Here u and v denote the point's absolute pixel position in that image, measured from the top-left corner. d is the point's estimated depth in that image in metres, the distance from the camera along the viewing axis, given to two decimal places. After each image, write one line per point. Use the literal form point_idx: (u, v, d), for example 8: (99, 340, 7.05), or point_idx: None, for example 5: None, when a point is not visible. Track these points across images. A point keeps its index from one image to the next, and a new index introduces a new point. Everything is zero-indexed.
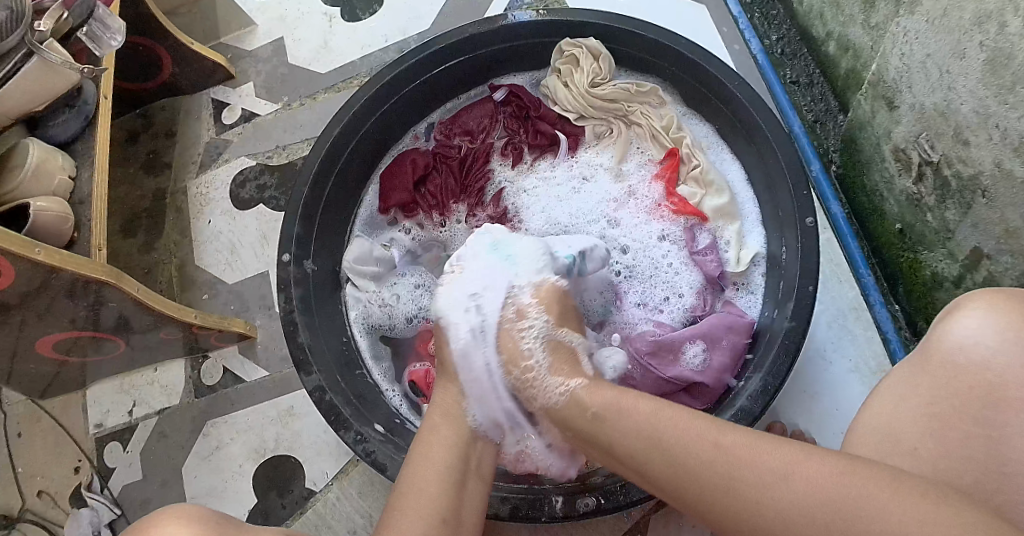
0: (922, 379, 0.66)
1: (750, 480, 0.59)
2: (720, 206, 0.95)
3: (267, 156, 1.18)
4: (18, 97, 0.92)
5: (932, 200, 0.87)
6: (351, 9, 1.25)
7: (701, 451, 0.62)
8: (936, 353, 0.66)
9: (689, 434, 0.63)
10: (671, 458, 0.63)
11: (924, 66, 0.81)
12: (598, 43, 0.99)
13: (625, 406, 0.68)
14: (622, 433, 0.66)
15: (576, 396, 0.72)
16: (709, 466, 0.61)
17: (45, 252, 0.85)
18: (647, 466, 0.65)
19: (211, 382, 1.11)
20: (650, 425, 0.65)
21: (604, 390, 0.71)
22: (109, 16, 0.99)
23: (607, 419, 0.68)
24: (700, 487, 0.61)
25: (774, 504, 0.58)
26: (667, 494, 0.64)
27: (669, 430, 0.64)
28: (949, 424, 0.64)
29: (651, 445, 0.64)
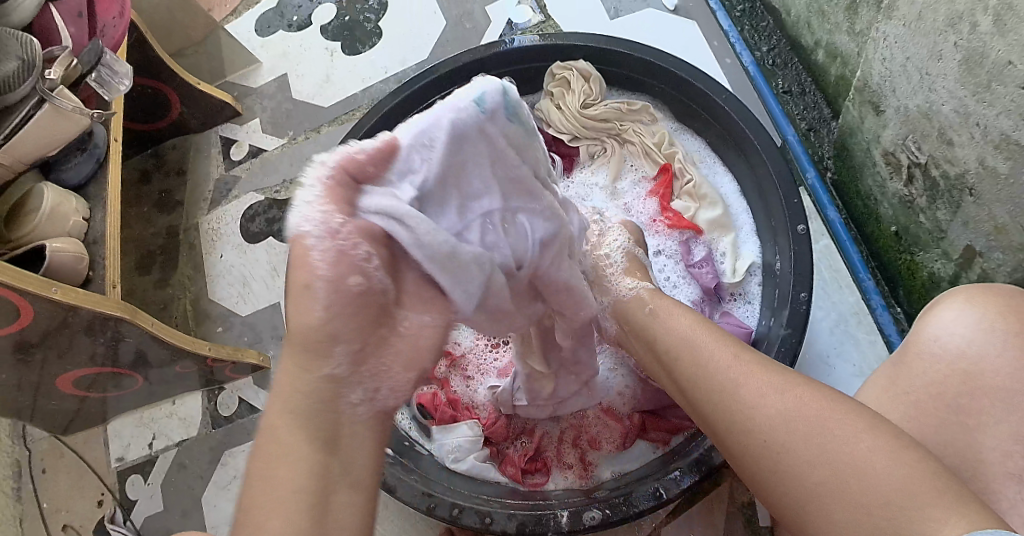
0: (903, 371, 0.68)
1: (749, 387, 0.62)
2: (714, 218, 0.97)
3: (276, 190, 1.22)
4: (32, 142, 0.96)
5: (923, 201, 0.88)
6: (351, 43, 1.29)
7: (720, 359, 0.66)
8: (914, 346, 0.68)
9: (716, 344, 0.68)
10: (697, 357, 0.68)
11: (905, 68, 0.82)
12: (587, 65, 1.02)
13: (677, 314, 0.73)
14: (667, 335, 0.72)
15: (628, 303, 0.78)
16: (719, 370, 0.65)
17: (62, 292, 0.88)
18: (676, 368, 0.69)
19: (227, 413, 1.14)
20: (687, 337, 0.70)
21: (665, 299, 0.77)
22: (117, 61, 1.03)
23: (657, 320, 0.74)
24: (710, 387, 0.65)
25: (761, 412, 0.61)
26: (685, 398, 0.69)
27: (703, 340, 0.69)
28: (928, 413, 0.66)
29: (685, 348, 0.69)
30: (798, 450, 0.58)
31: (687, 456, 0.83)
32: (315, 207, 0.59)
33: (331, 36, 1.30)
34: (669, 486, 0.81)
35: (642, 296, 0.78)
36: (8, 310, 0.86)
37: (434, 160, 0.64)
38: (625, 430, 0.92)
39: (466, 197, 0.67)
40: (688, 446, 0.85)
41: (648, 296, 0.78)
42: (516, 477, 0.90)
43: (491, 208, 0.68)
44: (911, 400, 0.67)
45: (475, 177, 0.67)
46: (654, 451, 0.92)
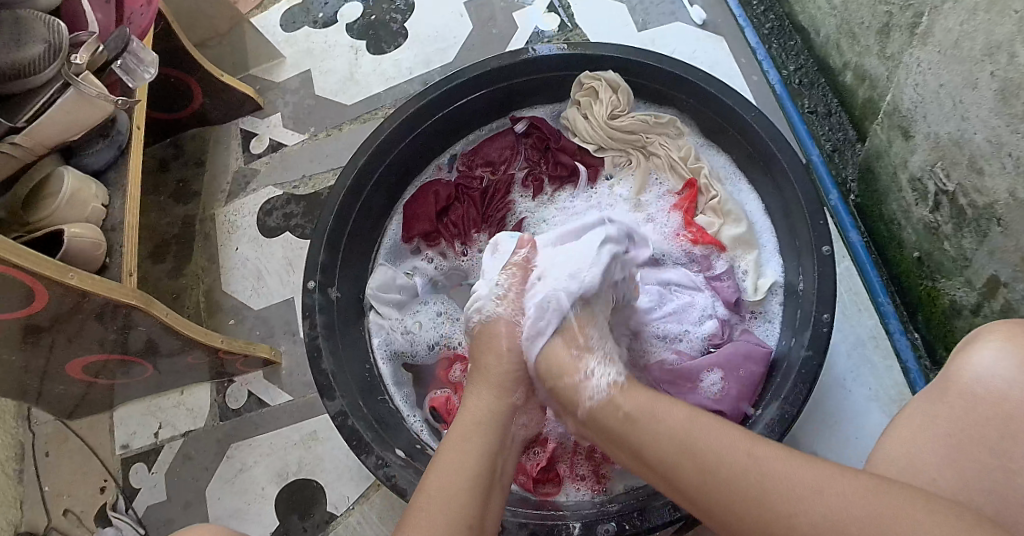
0: (940, 410, 0.67)
1: (779, 492, 0.57)
2: (738, 235, 0.96)
3: (294, 185, 1.21)
4: (54, 127, 0.96)
5: (948, 229, 0.89)
6: (376, 43, 1.28)
7: (733, 458, 0.60)
8: (954, 385, 0.67)
9: (720, 442, 0.62)
10: (702, 458, 0.62)
11: (938, 95, 0.85)
12: (616, 76, 1.02)
13: (662, 409, 0.66)
14: (656, 436, 0.65)
15: (606, 401, 0.70)
16: (738, 475, 0.59)
17: (79, 278, 0.88)
18: (678, 475, 0.63)
19: (235, 405, 1.13)
20: (682, 435, 0.64)
21: (638, 394, 0.69)
22: (143, 49, 1.02)
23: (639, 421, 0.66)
24: (731, 493, 0.59)
25: (806, 517, 0.56)
26: (693, 504, 0.62)
27: (703, 438, 0.62)
28: (970, 455, 0.64)
29: (681, 449, 0.63)
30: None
31: None
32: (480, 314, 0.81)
33: (357, 34, 1.30)
34: None
35: (617, 395, 0.70)
36: (20, 293, 0.86)
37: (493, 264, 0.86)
38: None
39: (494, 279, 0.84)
40: None
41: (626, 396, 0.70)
42: (527, 486, 0.91)
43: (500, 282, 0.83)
44: (950, 439, 0.65)
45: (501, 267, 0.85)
46: None
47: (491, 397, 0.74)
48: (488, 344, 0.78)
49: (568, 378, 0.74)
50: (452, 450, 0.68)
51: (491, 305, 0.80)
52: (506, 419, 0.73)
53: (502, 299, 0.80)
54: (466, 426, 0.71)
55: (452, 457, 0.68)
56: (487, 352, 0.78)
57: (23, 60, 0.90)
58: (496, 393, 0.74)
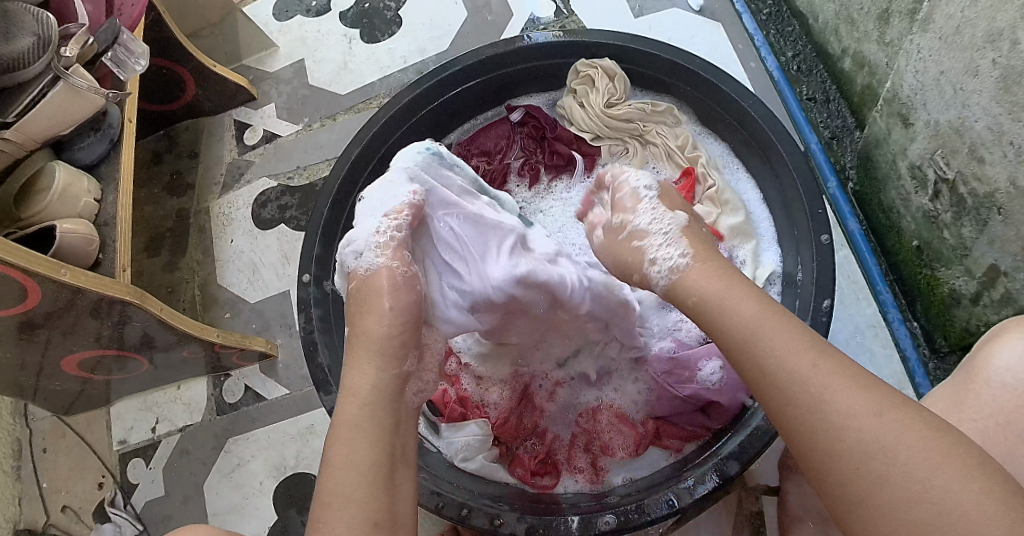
0: (966, 399, 0.68)
1: (835, 406, 0.56)
2: (736, 224, 0.95)
3: (289, 176, 1.20)
4: (44, 121, 0.95)
5: (948, 217, 0.89)
6: (370, 32, 1.27)
7: (797, 368, 0.58)
8: (979, 373, 0.68)
9: (788, 345, 0.59)
10: (765, 362, 0.59)
11: (938, 82, 0.85)
12: (613, 64, 1.01)
13: (732, 308, 0.62)
14: (721, 328, 0.62)
15: (672, 291, 0.67)
16: (795, 383, 0.58)
17: (71, 274, 0.87)
18: (739, 365, 0.61)
19: (233, 399, 1.12)
20: (750, 332, 0.60)
21: (712, 277, 0.65)
22: (133, 41, 1.02)
23: (711, 310, 0.63)
24: (787, 400, 0.58)
25: (852, 436, 0.55)
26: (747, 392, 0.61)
27: (771, 336, 0.59)
28: (996, 441, 0.66)
29: (745, 345, 0.60)
30: (896, 487, 0.53)
31: (700, 465, 0.83)
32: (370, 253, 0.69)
33: (350, 22, 1.28)
34: (682, 496, 0.80)
35: (686, 284, 0.65)
36: (17, 289, 0.86)
37: (366, 208, 0.73)
38: (639, 435, 0.90)
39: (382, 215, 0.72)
40: (702, 456, 0.85)
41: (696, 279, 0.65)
42: (524, 478, 0.89)
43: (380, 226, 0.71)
44: (977, 425, 0.67)
45: (371, 214, 0.72)
46: (665, 459, 0.90)
47: (374, 371, 0.65)
48: (373, 297, 0.68)
49: (638, 273, 0.69)
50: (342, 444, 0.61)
51: (372, 253, 0.69)
52: (398, 396, 0.65)
53: (387, 242, 0.70)
54: (355, 412, 0.63)
55: (340, 452, 0.61)
56: (369, 301, 0.68)
57: (12, 54, 0.89)
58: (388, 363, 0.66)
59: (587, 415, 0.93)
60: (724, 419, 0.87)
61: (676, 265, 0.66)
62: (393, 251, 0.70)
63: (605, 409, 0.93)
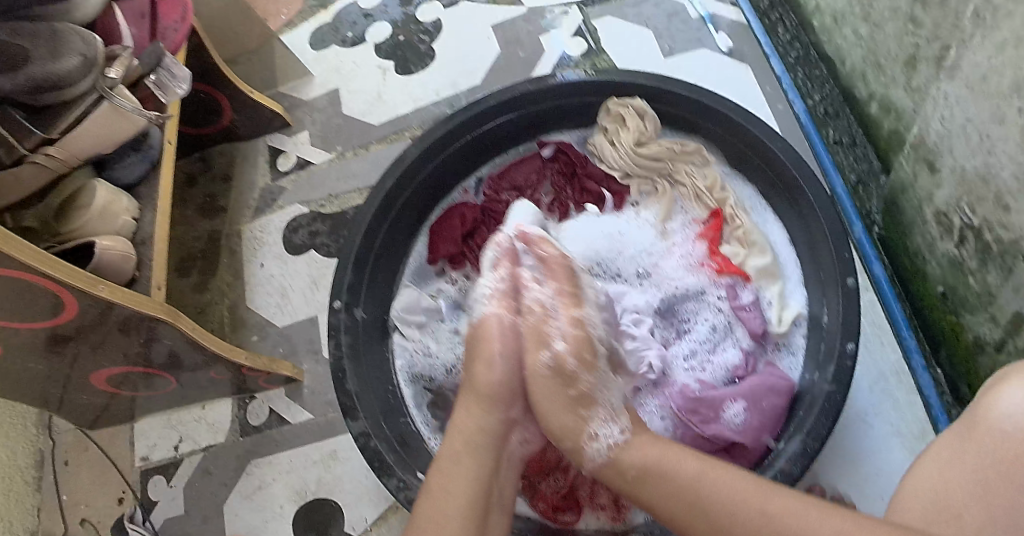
0: (967, 448, 0.67)
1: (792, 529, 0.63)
2: (763, 266, 0.96)
3: (320, 204, 1.23)
4: (88, 140, 0.98)
5: (973, 264, 0.90)
6: (404, 64, 1.30)
7: (749, 517, 0.64)
8: (982, 421, 0.67)
9: (732, 493, 0.66)
10: (716, 517, 0.66)
11: (965, 130, 0.87)
12: (643, 104, 1.02)
13: (671, 467, 0.70)
14: (668, 497, 0.69)
15: (609, 465, 0.74)
16: (752, 528, 0.64)
17: (108, 290, 0.89)
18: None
19: (257, 422, 1.14)
20: (693, 486, 0.68)
21: (648, 447, 0.73)
22: (176, 64, 1.04)
23: (650, 479, 0.70)
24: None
25: None
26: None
27: (713, 491, 0.67)
28: (994, 493, 0.64)
29: (698, 500, 0.67)
30: None
31: None
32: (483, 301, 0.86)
33: (385, 54, 1.31)
34: None
35: (623, 457, 0.73)
36: (48, 305, 0.88)
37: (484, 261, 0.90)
38: None
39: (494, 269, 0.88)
40: None
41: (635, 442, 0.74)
42: (546, 513, 0.91)
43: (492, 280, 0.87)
44: (978, 476, 0.65)
45: (487, 270, 0.89)
46: None
47: (479, 415, 0.78)
48: (484, 342, 0.83)
49: (571, 441, 0.78)
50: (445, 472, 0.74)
51: (485, 303, 0.86)
52: (500, 437, 0.78)
53: (494, 297, 0.86)
54: (458, 446, 0.76)
55: (443, 477, 0.74)
56: (482, 346, 0.83)
57: (59, 72, 0.92)
58: (486, 409, 0.79)
59: None
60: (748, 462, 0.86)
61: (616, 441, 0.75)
62: (501, 303, 0.85)
63: None
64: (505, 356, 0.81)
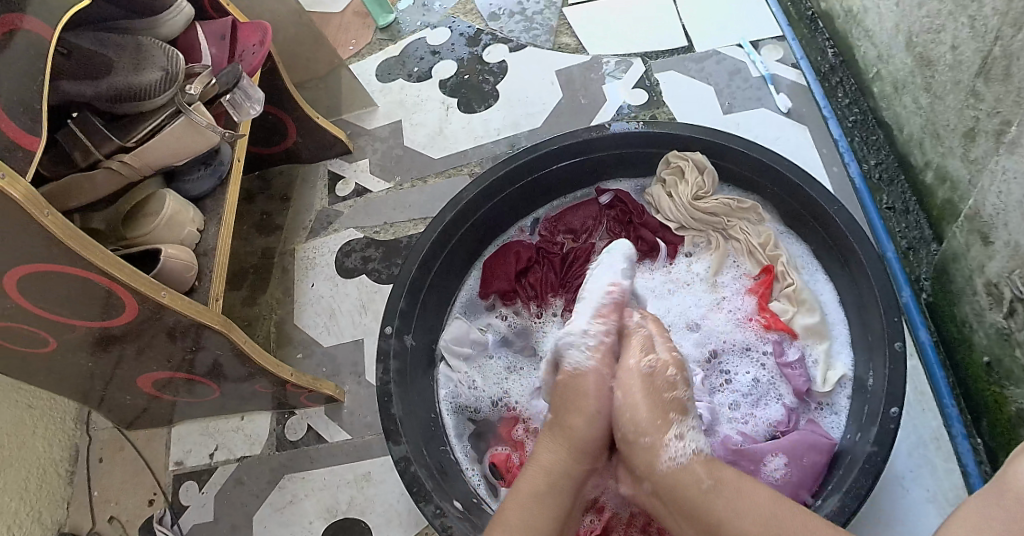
0: (998, 512, 0.63)
1: None
2: (811, 324, 0.97)
3: (375, 231, 1.26)
4: (164, 150, 1.01)
5: (1021, 336, 0.90)
6: (467, 102, 1.34)
7: None
8: (1010, 487, 0.64)
9: (810, 529, 0.67)
10: None
11: (1022, 205, 0.87)
12: (703, 158, 1.05)
13: (749, 492, 0.71)
14: (740, 517, 0.70)
15: (682, 472, 0.75)
16: None
17: (169, 297, 0.93)
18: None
19: (294, 438, 1.16)
20: (771, 519, 0.69)
21: (724, 473, 0.74)
22: (251, 86, 1.09)
23: (721, 500, 0.72)
24: None
25: None
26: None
27: (791, 527, 0.68)
28: None
29: (768, 527, 0.68)
30: None
31: None
32: (581, 351, 0.85)
33: (450, 91, 1.35)
34: None
35: (697, 471, 0.75)
36: (102, 303, 0.91)
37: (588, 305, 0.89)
38: None
39: (593, 312, 0.88)
40: None
41: (709, 481, 0.74)
42: None
43: (590, 326, 0.86)
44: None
45: (584, 314, 0.88)
46: None
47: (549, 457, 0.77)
48: (579, 398, 0.82)
49: (648, 438, 0.78)
50: (527, 512, 0.75)
51: (582, 353, 0.85)
52: (579, 485, 0.79)
53: (592, 347, 0.85)
54: (540, 486, 0.77)
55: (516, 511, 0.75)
56: (575, 400, 0.82)
57: (139, 84, 0.98)
58: (572, 455, 0.79)
59: None
60: None
61: (692, 455, 0.76)
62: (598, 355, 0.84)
63: None
64: (603, 413, 0.81)
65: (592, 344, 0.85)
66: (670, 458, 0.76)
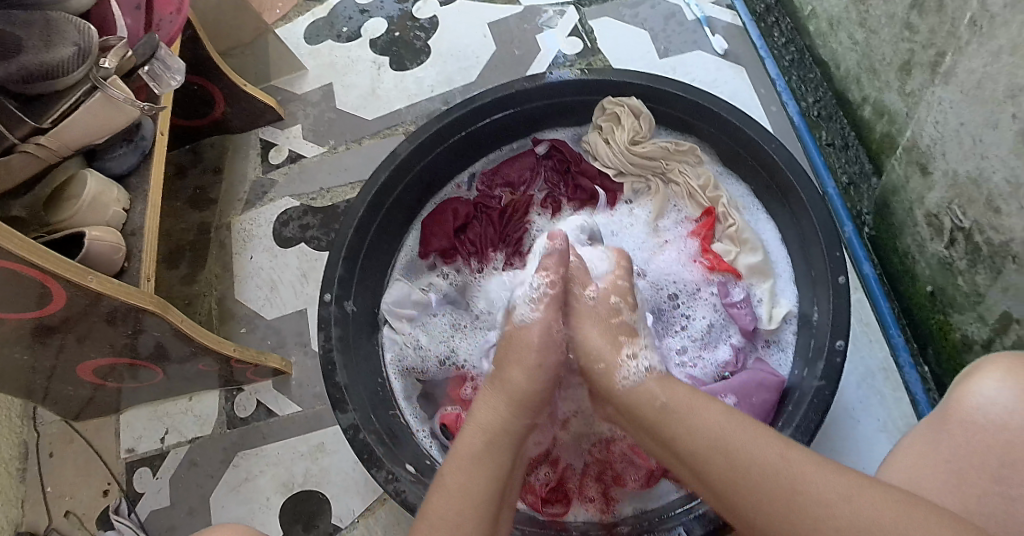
0: (942, 439, 0.68)
1: (811, 494, 0.59)
2: (754, 264, 0.97)
3: (312, 197, 1.22)
4: (81, 128, 0.96)
5: (963, 264, 0.91)
6: (399, 60, 1.30)
7: (769, 458, 0.62)
8: (955, 413, 0.68)
9: (760, 443, 0.64)
10: (735, 461, 0.63)
11: (958, 134, 0.88)
12: (639, 103, 1.03)
13: (701, 408, 0.68)
14: (693, 432, 0.67)
15: (641, 389, 0.73)
16: (772, 476, 0.61)
17: (98, 281, 0.88)
18: (709, 472, 0.65)
19: (244, 414, 1.13)
20: (721, 434, 0.66)
21: (678, 390, 0.72)
22: (171, 56, 1.03)
23: (678, 412, 0.69)
24: (763, 495, 0.61)
25: (831, 523, 0.58)
26: (717, 504, 0.64)
27: (740, 438, 0.65)
28: (978, 472, 0.66)
29: (712, 442, 0.66)
30: None
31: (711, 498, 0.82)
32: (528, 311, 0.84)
33: (380, 50, 1.31)
34: (690, 530, 0.81)
35: (653, 388, 0.73)
36: (34, 293, 0.87)
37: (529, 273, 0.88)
38: (651, 469, 0.89)
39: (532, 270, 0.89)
40: None
41: (664, 404, 0.71)
42: (535, 505, 0.90)
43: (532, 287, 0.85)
44: (960, 463, 0.66)
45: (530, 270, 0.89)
46: (677, 491, 0.91)
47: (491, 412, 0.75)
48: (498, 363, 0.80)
49: (603, 364, 0.77)
50: (465, 471, 0.69)
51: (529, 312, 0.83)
52: None
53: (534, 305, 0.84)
54: (479, 446, 0.71)
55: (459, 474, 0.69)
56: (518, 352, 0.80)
57: (51, 62, 0.91)
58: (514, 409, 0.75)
59: (600, 446, 0.93)
60: None
61: (649, 373, 0.76)
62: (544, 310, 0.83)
63: (619, 442, 0.92)
64: (544, 367, 0.79)
65: (534, 299, 0.84)
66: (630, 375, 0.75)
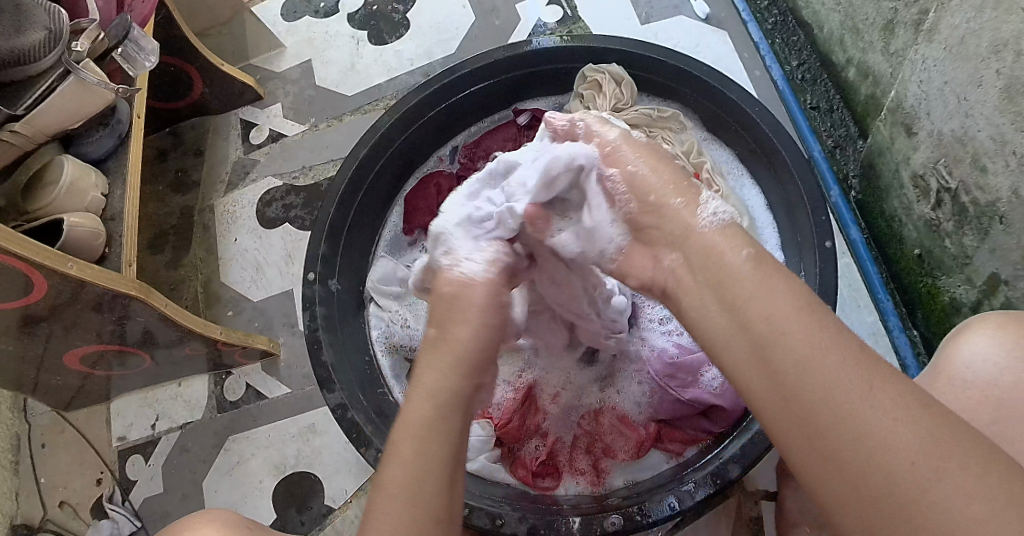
0: (931, 398, 0.68)
1: (882, 399, 0.51)
2: (741, 231, 0.96)
3: (294, 176, 1.21)
4: (54, 115, 0.93)
5: (950, 226, 0.90)
6: (377, 34, 1.28)
7: (842, 355, 0.53)
8: (945, 372, 0.68)
9: (830, 336, 0.55)
10: (806, 349, 0.54)
11: (942, 93, 0.87)
12: (620, 69, 1.01)
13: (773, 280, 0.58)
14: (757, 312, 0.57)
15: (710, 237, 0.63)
16: (843, 373, 0.53)
17: (77, 267, 0.86)
18: (772, 360, 0.55)
19: (234, 397, 1.12)
20: (789, 320, 0.56)
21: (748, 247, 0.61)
22: (144, 37, 1.01)
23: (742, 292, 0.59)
24: (829, 393, 0.52)
25: (901, 434, 0.50)
26: (769, 384, 0.55)
27: (810, 328, 0.55)
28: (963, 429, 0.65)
29: (804, 318, 0.56)
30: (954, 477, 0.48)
31: (703, 467, 0.83)
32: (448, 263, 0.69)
33: (358, 25, 1.29)
34: (683, 498, 0.81)
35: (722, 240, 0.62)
36: (17, 285, 0.85)
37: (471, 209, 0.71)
38: (641, 438, 0.90)
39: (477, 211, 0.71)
40: (704, 459, 0.85)
41: (750, 262, 0.60)
42: (526, 480, 0.89)
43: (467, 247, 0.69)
44: None
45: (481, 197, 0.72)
46: (668, 461, 0.91)
47: None
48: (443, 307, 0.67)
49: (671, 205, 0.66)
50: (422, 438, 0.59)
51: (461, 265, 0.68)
52: None
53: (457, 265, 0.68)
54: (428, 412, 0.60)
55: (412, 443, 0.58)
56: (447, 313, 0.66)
57: (22, 47, 0.88)
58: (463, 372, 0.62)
59: (589, 418, 0.93)
60: (726, 423, 0.87)
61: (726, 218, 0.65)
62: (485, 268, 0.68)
63: (607, 412, 0.93)
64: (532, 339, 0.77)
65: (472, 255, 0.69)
66: (706, 221, 0.64)
